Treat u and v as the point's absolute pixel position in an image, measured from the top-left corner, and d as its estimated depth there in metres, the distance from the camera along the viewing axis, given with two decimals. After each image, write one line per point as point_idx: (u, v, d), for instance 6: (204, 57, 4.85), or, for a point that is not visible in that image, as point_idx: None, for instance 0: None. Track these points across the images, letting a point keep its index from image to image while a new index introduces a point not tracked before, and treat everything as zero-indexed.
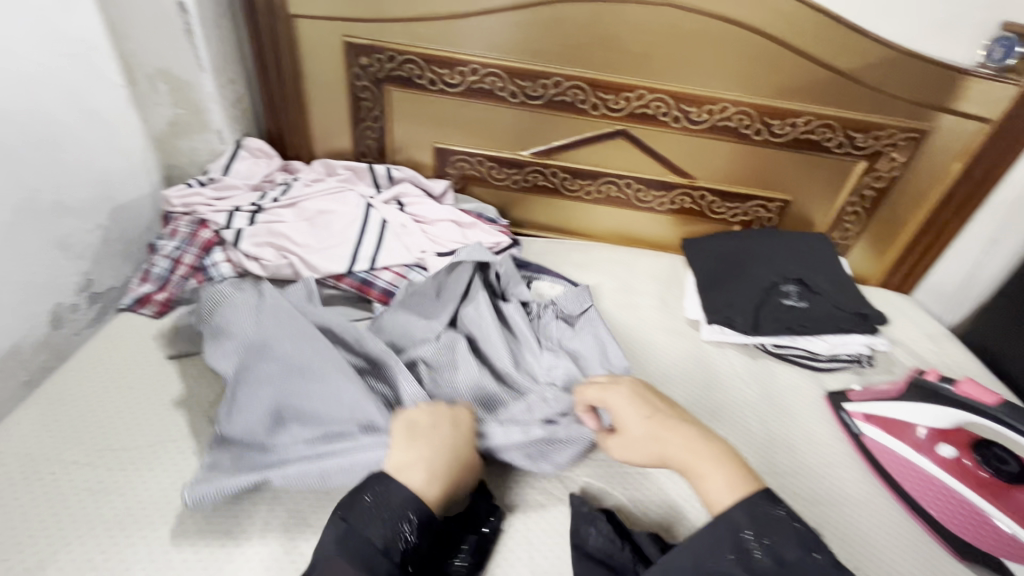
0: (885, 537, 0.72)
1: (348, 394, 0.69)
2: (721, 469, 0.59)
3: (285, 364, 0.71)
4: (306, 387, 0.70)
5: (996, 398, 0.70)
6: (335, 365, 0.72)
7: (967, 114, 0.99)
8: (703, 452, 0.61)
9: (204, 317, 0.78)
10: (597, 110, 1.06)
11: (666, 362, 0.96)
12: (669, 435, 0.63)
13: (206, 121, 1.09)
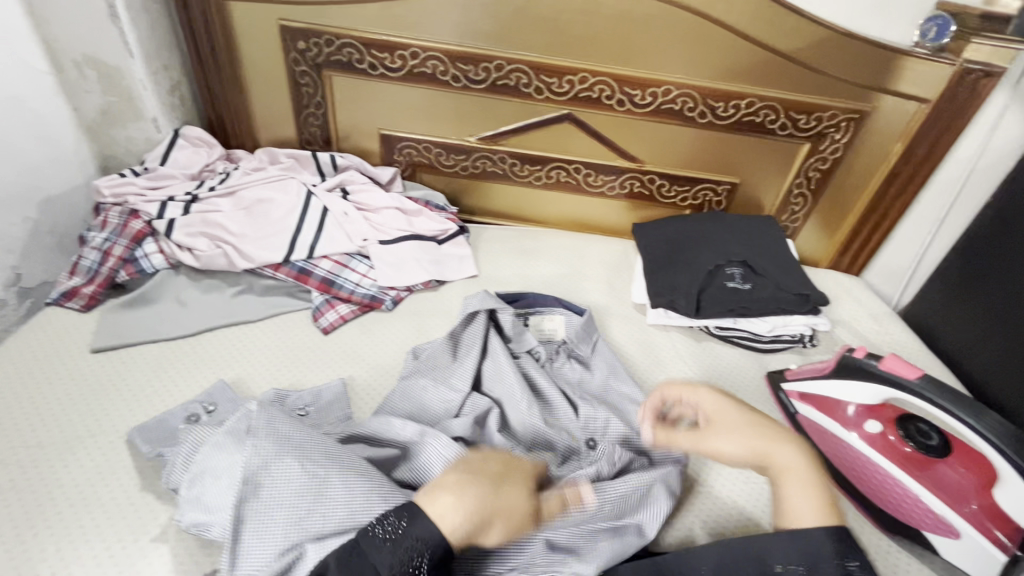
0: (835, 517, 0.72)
1: (339, 465, 0.60)
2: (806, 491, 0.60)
3: (281, 444, 0.61)
4: (301, 468, 0.60)
5: (918, 373, 0.69)
6: (330, 446, 0.62)
7: (906, 94, 0.99)
8: (789, 468, 0.62)
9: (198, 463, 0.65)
10: (542, 94, 1.05)
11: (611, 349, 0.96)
12: (771, 430, 0.65)
13: (139, 108, 1.05)
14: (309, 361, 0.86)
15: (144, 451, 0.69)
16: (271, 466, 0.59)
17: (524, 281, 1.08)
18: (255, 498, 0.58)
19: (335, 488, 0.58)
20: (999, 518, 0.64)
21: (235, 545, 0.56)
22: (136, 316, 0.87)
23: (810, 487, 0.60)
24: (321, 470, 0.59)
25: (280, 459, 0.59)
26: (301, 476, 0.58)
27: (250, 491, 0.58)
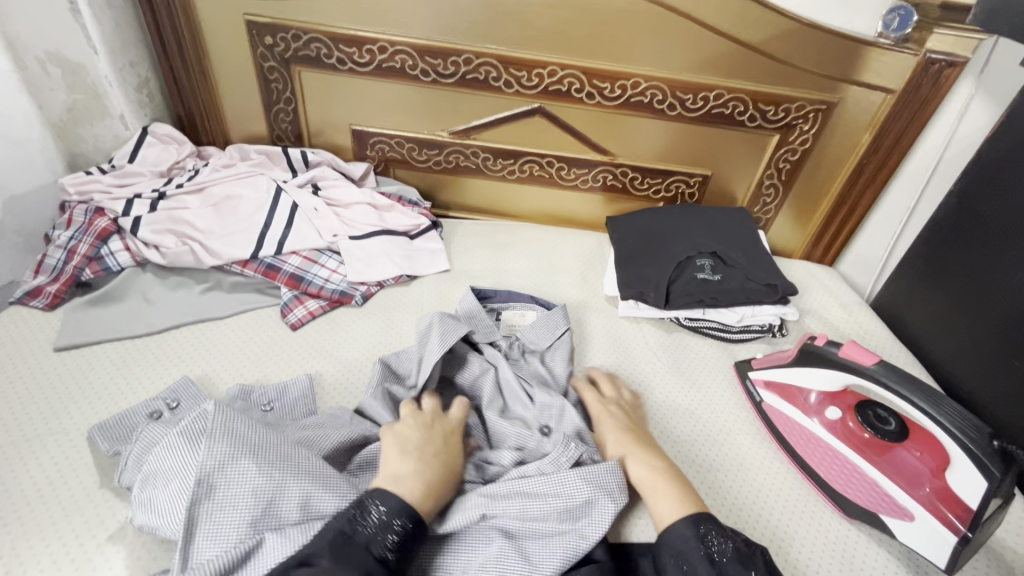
0: (792, 512, 0.73)
1: (293, 466, 0.61)
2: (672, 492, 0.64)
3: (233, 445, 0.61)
4: (253, 469, 0.60)
5: (874, 359, 0.70)
6: (285, 447, 0.62)
7: (872, 85, 1.00)
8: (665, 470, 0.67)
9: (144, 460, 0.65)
10: (512, 88, 1.05)
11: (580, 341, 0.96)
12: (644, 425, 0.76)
13: (106, 106, 1.04)
14: (277, 358, 0.85)
15: (102, 449, 0.69)
16: (226, 468, 0.59)
17: (496, 274, 1.08)
18: (209, 499, 0.58)
19: (293, 488, 0.59)
20: (950, 500, 0.64)
21: (187, 546, 0.56)
22: (101, 315, 0.87)
23: (670, 488, 0.65)
24: (278, 473, 0.60)
25: (237, 462, 0.59)
26: (257, 479, 0.59)
27: (204, 493, 0.58)
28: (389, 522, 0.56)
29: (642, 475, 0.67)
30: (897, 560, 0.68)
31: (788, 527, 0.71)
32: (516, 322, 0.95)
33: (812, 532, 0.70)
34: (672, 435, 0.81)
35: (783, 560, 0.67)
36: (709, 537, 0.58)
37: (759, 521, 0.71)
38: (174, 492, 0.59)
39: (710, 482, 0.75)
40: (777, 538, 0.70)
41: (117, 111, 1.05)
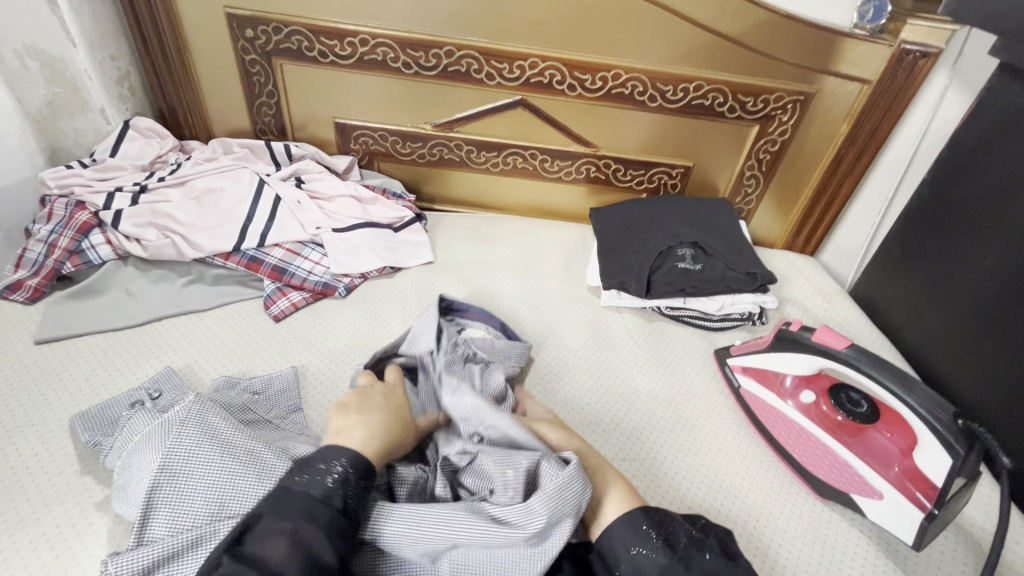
0: (763, 496, 0.74)
1: (250, 456, 0.62)
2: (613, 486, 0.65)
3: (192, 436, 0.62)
4: (209, 458, 0.61)
5: (846, 343, 0.71)
6: (244, 437, 0.63)
7: (849, 76, 1.02)
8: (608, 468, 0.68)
9: (119, 446, 0.66)
10: (493, 80, 1.06)
11: (557, 332, 0.96)
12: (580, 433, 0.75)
13: (86, 100, 1.03)
14: (259, 349, 0.86)
15: (81, 438, 0.69)
16: (190, 455, 0.61)
17: (480, 266, 1.08)
18: (170, 485, 0.59)
19: (244, 477, 0.59)
20: (918, 479, 0.66)
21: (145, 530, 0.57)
22: (83, 307, 0.87)
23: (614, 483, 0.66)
24: (238, 461, 0.61)
25: (197, 449, 0.61)
26: (213, 466, 0.60)
27: (164, 478, 0.59)
28: (328, 473, 0.56)
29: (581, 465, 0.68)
30: (867, 537, 0.70)
31: (762, 515, 0.72)
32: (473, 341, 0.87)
33: (790, 519, 0.71)
34: (636, 427, 0.81)
35: (757, 546, 0.68)
36: (664, 523, 0.60)
37: (729, 509, 0.72)
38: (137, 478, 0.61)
39: (662, 486, 0.74)
40: (750, 523, 0.71)
41: (97, 105, 1.05)
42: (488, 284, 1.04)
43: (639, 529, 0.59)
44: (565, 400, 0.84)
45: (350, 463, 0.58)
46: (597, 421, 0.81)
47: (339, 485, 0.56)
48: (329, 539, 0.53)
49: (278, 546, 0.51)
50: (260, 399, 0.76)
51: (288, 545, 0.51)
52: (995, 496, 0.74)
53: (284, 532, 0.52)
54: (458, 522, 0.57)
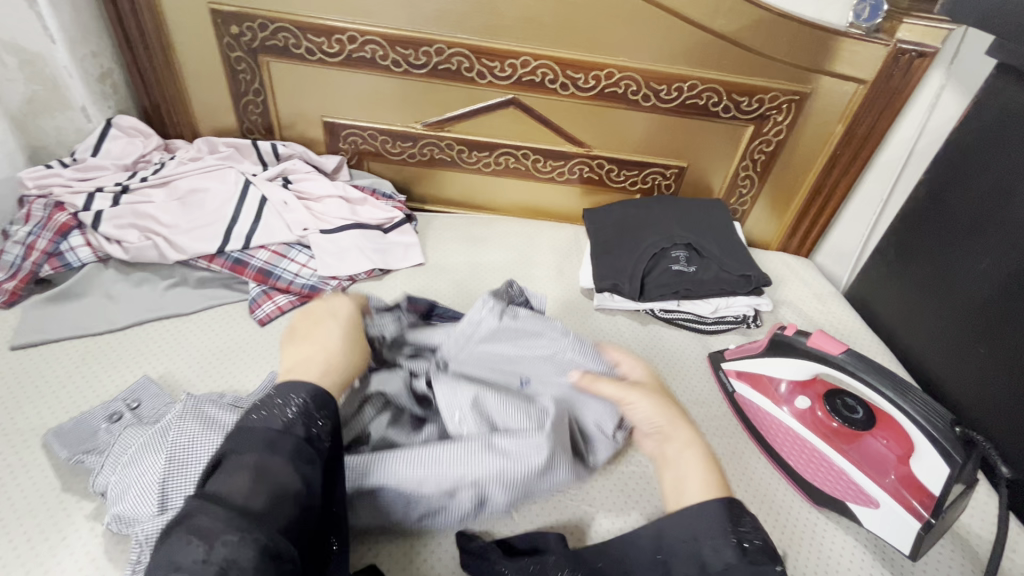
0: (780, 501, 0.73)
1: None
2: (701, 467, 0.59)
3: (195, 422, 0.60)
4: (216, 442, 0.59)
5: (842, 348, 0.70)
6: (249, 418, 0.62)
7: (844, 76, 1.00)
8: (687, 442, 0.62)
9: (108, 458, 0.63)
10: (484, 79, 1.04)
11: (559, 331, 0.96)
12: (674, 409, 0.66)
13: (67, 97, 1.00)
14: (243, 354, 0.83)
15: (62, 456, 0.66)
16: (194, 443, 0.59)
17: (471, 268, 1.06)
18: (180, 476, 0.57)
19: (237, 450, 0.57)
20: (915, 487, 0.64)
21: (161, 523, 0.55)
22: (61, 311, 0.84)
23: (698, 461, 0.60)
24: None
25: (193, 438, 0.59)
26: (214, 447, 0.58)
27: (172, 467, 0.57)
28: (285, 407, 0.53)
29: (654, 424, 0.64)
30: (862, 545, 0.69)
31: (786, 522, 0.71)
32: None
33: (788, 524, 0.70)
34: None
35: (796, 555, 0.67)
36: (741, 521, 0.53)
37: (778, 511, 0.72)
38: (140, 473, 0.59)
39: (748, 480, 0.75)
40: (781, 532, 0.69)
41: (79, 103, 1.02)
42: (480, 286, 1.02)
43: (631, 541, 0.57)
44: None
45: (311, 394, 0.54)
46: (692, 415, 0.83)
47: (299, 416, 0.53)
48: (299, 468, 0.49)
49: (240, 479, 0.47)
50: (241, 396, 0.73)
51: (253, 477, 0.47)
52: (992, 503, 0.74)
53: (247, 464, 0.48)
54: (458, 454, 0.61)
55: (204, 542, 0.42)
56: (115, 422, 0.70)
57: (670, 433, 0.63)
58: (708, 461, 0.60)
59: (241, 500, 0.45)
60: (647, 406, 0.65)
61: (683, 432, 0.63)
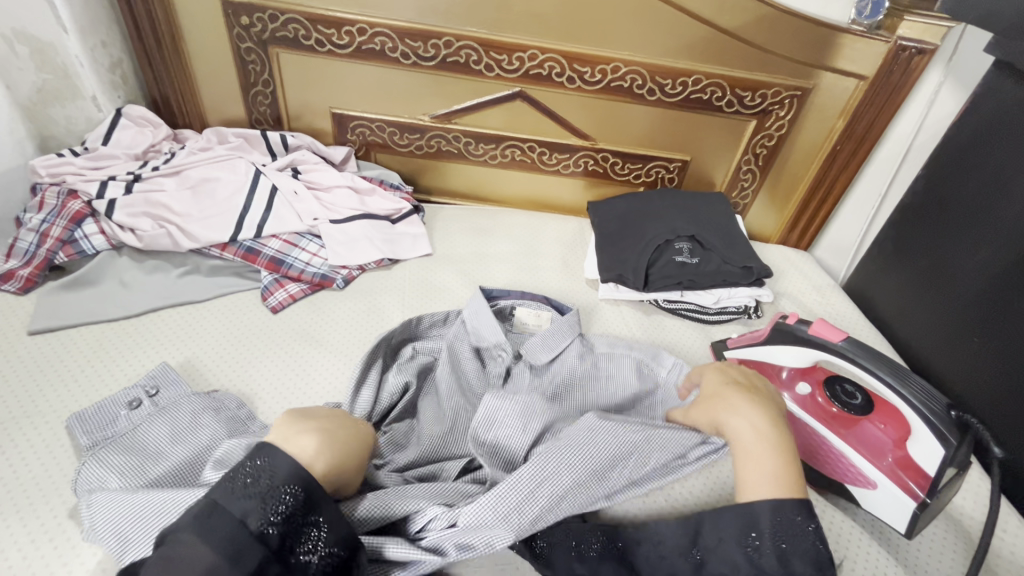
0: None
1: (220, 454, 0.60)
2: (775, 458, 0.56)
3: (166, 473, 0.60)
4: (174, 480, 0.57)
5: (842, 335, 0.73)
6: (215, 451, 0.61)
7: (845, 71, 1.02)
8: (766, 436, 0.58)
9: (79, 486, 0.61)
10: (492, 72, 1.05)
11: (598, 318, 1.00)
12: (743, 407, 0.62)
13: (77, 87, 1.01)
14: (258, 344, 0.84)
15: (82, 442, 0.66)
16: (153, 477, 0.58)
17: (478, 257, 1.09)
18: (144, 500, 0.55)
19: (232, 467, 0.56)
20: (910, 468, 0.67)
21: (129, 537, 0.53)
22: (77, 298, 0.85)
23: (773, 452, 0.56)
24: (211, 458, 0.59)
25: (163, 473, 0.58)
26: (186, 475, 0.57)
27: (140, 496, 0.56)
28: (278, 494, 0.49)
29: (744, 438, 0.58)
30: (860, 527, 0.72)
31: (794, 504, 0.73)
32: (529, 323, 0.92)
33: None
34: None
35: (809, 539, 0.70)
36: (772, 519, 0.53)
37: None
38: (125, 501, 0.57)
39: None
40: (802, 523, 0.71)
41: (89, 92, 1.02)
42: (488, 276, 1.04)
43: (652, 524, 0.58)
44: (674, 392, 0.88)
45: (296, 479, 0.50)
46: None
47: (272, 501, 0.49)
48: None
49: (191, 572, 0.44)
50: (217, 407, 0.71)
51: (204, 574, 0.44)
52: (984, 486, 0.76)
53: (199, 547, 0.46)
54: (539, 463, 0.57)
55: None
56: (134, 409, 0.70)
57: (732, 428, 0.60)
58: (781, 453, 0.56)
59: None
60: (742, 416, 0.60)
61: (751, 425, 0.59)
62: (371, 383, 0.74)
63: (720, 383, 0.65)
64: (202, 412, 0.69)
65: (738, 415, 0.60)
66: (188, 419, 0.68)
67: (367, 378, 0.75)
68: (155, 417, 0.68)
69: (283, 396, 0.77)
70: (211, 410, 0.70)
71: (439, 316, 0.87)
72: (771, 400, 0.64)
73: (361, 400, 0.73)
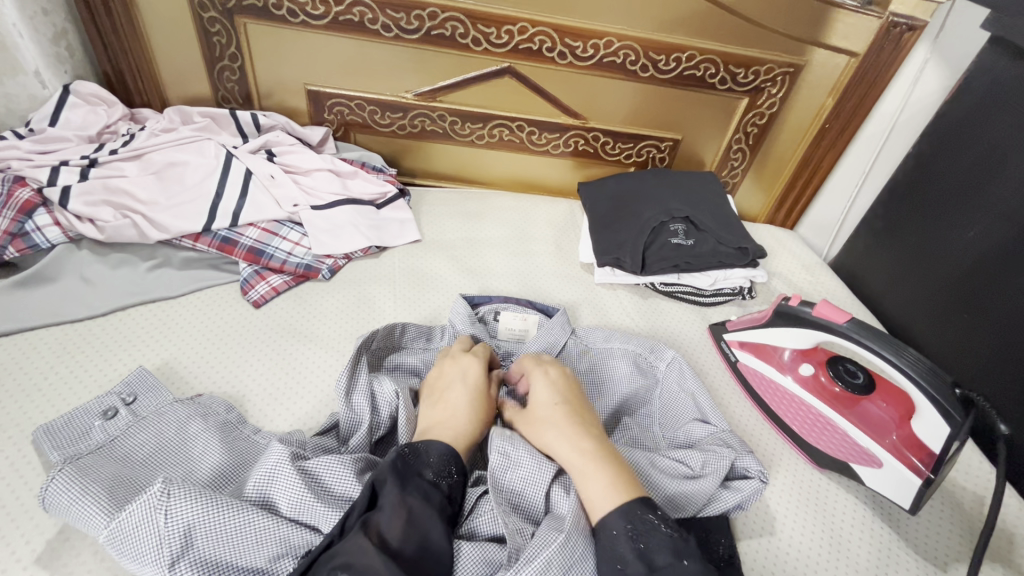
0: (789, 460, 0.77)
1: (282, 476, 0.55)
2: (610, 470, 0.60)
3: (197, 494, 0.53)
4: (215, 510, 0.52)
5: (847, 317, 0.72)
6: (264, 469, 0.56)
7: (837, 48, 1.01)
8: (588, 452, 0.62)
9: (54, 506, 0.55)
10: (480, 46, 1.00)
11: (591, 305, 0.98)
12: (558, 428, 0.64)
13: (18, 61, 0.90)
14: (240, 341, 0.79)
15: (53, 459, 0.60)
16: (187, 506, 0.52)
17: (468, 243, 1.04)
18: (189, 532, 0.51)
19: (316, 504, 0.54)
20: (915, 446, 0.68)
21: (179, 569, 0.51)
22: (34, 297, 0.77)
23: (601, 466, 0.60)
24: (258, 482, 0.56)
25: (203, 506, 0.52)
26: (230, 512, 0.53)
27: (183, 530, 0.51)
28: (444, 464, 0.58)
29: (570, 461, 0.62)
30: (864, 504, 0.73)
31: (798, 484, 0.74)
32: (514, 326, 0.88)
33: (791, 485, 0.74)
34: (721, 410, 0.82)
35: (819, 517, 0.71)
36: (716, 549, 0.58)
37: (790, 469, 0.76)
38: (168, 536, 0.51)
39: (759, 444, 0.79)
40: (810, 501, 0.72)
41: (31, 67, 0.92)
42: (480, 263, 1.01)
43: (633, 517, 0.56)
44: (697, 370, 0.88)
45: (454, 455, 0.59)
46: (724, 395, 0.85)
47: (443, 474, 0.58)
48: (445, 525, 0.54)
49: (397, 527, 0.51)
50: (228, 420, 0.67)
51: (407, 520, 0.52)
52: (976, 459, 0.79)
53: (401, 506, 0.52)
54: (567, 551, 0.55)
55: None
56: (110, 419, 0.64)
57: (556, 454, 0.63)
58: (597, 470, 0.60)
59: (404, 549, 0.50)
60: (565, 440, 0.63)
61: (585, 439, 0.63)
62: (363, 390, 0.68)
63: (547, 404, 0.68)
64: (190, 420, 0.65)
65: (561, 439, 0.63)
66: (176, 432, 0.64)
67: (356, 384, 0.69)
68: (137, 428, 0.63)
69: (276, 398, 0.73)
70: (199, 417, 0.65)
71: (426, 328, 0.83)
72: (591, 416, 0.68)
73: (356, 407, 0.67)
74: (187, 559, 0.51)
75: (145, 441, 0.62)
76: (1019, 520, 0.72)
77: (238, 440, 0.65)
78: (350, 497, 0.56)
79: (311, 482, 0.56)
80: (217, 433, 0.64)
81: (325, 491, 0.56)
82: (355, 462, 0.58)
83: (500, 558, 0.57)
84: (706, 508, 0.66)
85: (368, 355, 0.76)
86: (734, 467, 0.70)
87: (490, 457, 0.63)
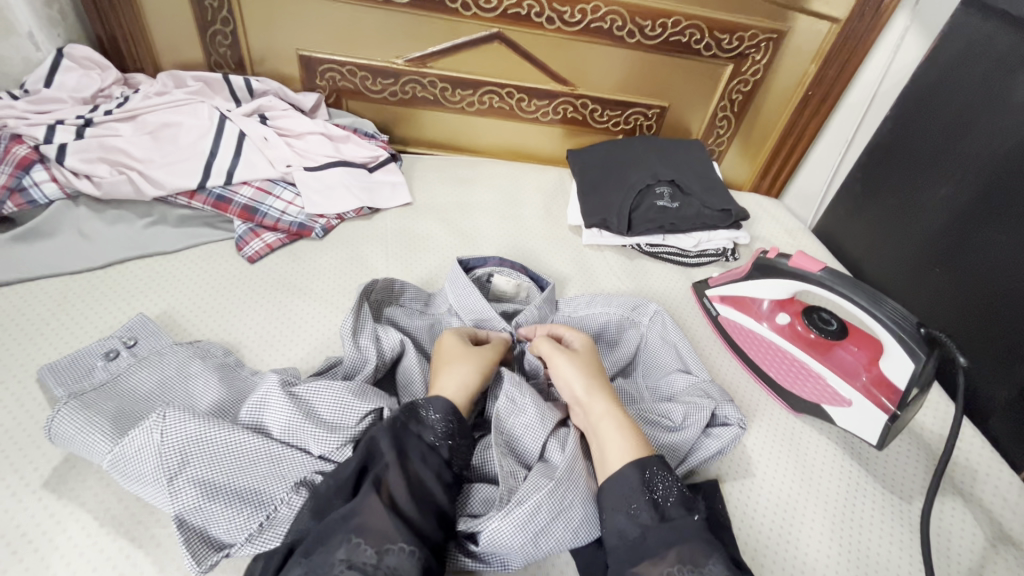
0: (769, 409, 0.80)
1: (278, 403, 0.58)
2: (637, 429, 0.64)
3: (193, 420, 0.55)
4: (212, 436, 0.55)
5: (820, 266, 0.75)
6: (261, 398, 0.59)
7: (819, 13, 1.04)
8: (619, 409, 0.65)
9: (59, 435, 0.57)
10: (469, 11, 1.01)
11: (579, 266, 1.00)
12: (595, 384, 0.68)
13: (11, 22, 0.91)
14: (237, 293, 0.81)
15: (58, 394, 0.63)
16: (185, 430, 0.54)
17: (459, 207, 1.07)
18: (189, 453, 0.54)
19: (305, 425, 0.57)
20: (883, 386, 0.71)
21: (179, 487, 0.53)
22: (34, 250, 0.80)
23: (628, 424, 0.64)
24: (253, 412, 0.59)
25: (202, 429, 0.55)
26: (228, 436, 0.55)
27: (184, 452, 0.54)
28: (441, 423, 0.58)
29: (597, 416, 0.64)
30: (837, 445, 0.77)
31: (773, 425, 0.78)
32: (507, 287, 0.89)
33: (770, 430, 0.77)
34: (702, 360, 0.86)
35: (795, 455, 0.75)
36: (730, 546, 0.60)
37: (768, 414, 0.79)
38: (170, 457, 0.53)
39: (737, 393, 0.82)
40: (785, 440, 0.76)
41: (24, 28, 0.92)
42: (470, 225, 1.03)
43: (649, 471, 0.58)
44: (681, 325, 0.91)
45: (452, 415, 0.59)
46: (706, 348, 0.88)
47: (445, 436, 0.58)
48: (447, 490, 0.56)
49: (400, 492, 0.52)
50: (229, 363, 0.69)
51: (413, 490, 0.53)
52: (942, 403, 0.83)
53: (409, 476, 0.54)
54: (556, 495, 0.58)
55: (372, 546, 0.48)
56: (112, 360, 0.66)
57: (588, 403, 0.66)
58: (625, 424, 0.63)
59: (411, 516, 0.51)
60: (601, 395, 0.66)
61: (615, 399, 0.66)
62: (368, 333, 0.71)
63: (588, 362, 0.71)
64: (189, 360, 0.67)
65: (596, 394, 0.66)
66: (176, 369, 0.66)
67: (362, 327, 0.71)
68: (139, 367, 0.65)
69: (271, 346, 0.75)
70: (198, 358, 0.68)
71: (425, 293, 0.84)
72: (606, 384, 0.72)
73: (362, 349, 0.69)
74: (186, 478, 0.53)
75: (147, 377, 0.65)
76: (980, 458, 0.76)
77: (234, 377, 0.67)
78: (341, 423, 0.58)
79: (306, 411, 0.58)
80: (216, 371, 0.67)
81: (318, 417, 0.58)
82: (345, 387, 0.59)
83: (493, 497, 0.61)
84: (688, 457, 0.70)
85: (368, 304, 0.78)
86: (715, 414, 0.72)
87: (499, 400, 0.65)
